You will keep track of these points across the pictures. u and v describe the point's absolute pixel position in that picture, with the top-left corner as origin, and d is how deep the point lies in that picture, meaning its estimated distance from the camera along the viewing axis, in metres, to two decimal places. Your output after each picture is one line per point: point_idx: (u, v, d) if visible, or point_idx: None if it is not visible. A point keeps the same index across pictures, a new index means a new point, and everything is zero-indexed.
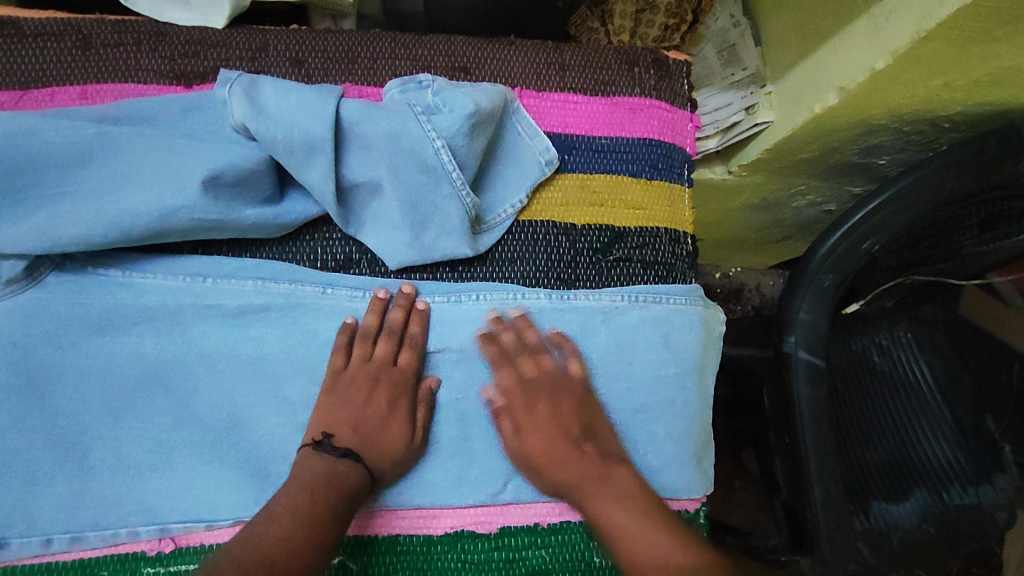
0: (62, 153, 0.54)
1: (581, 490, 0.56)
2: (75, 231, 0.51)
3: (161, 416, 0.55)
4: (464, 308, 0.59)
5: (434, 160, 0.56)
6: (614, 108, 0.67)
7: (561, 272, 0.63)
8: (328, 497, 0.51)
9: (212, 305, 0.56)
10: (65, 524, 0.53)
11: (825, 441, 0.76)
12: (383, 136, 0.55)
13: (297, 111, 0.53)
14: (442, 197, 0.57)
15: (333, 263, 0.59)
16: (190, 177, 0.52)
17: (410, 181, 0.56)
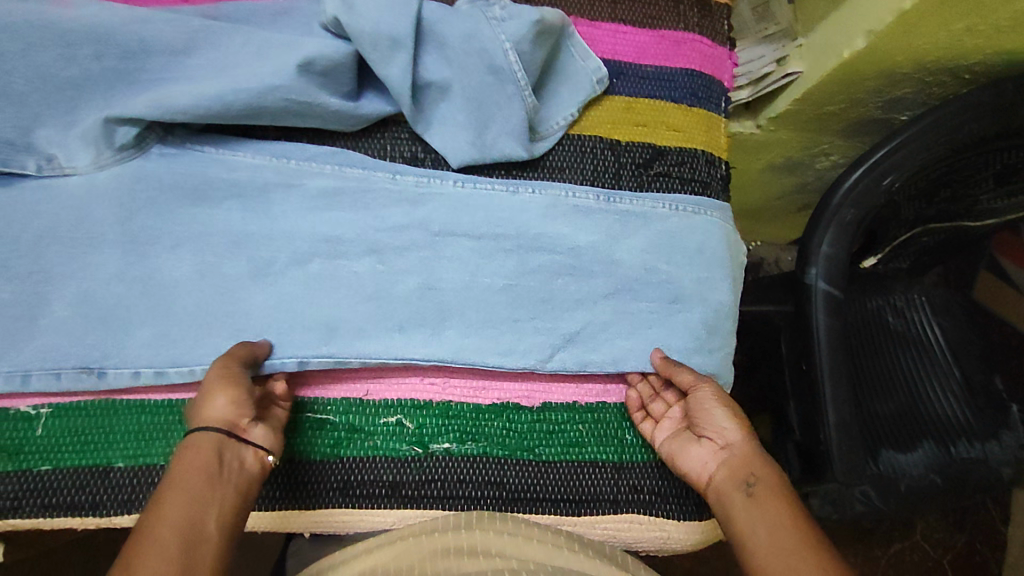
0: (171, 41, 0.62)
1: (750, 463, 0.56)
2: (184, 101, 0.58)
3: (242, 278, 0.62)
4: (520, 198, 0.65)
5: (502, 62, 0.62)
6: (660, 40, 0.73)
7: (605, 182, 0.69)
8: (200, 469, 0.49)
9: (295, 185, 0.63)
10: (150, 359, 0.59)
11: (841, 366, 0.81)
12: (458, 35, 0.62)
13: (384, 8, 0.59)
14: (506, 99, 0.64)
15: (402, 159, 0.66)
16: (287, 62, 0.59)
17: (479, 81, 0.63)
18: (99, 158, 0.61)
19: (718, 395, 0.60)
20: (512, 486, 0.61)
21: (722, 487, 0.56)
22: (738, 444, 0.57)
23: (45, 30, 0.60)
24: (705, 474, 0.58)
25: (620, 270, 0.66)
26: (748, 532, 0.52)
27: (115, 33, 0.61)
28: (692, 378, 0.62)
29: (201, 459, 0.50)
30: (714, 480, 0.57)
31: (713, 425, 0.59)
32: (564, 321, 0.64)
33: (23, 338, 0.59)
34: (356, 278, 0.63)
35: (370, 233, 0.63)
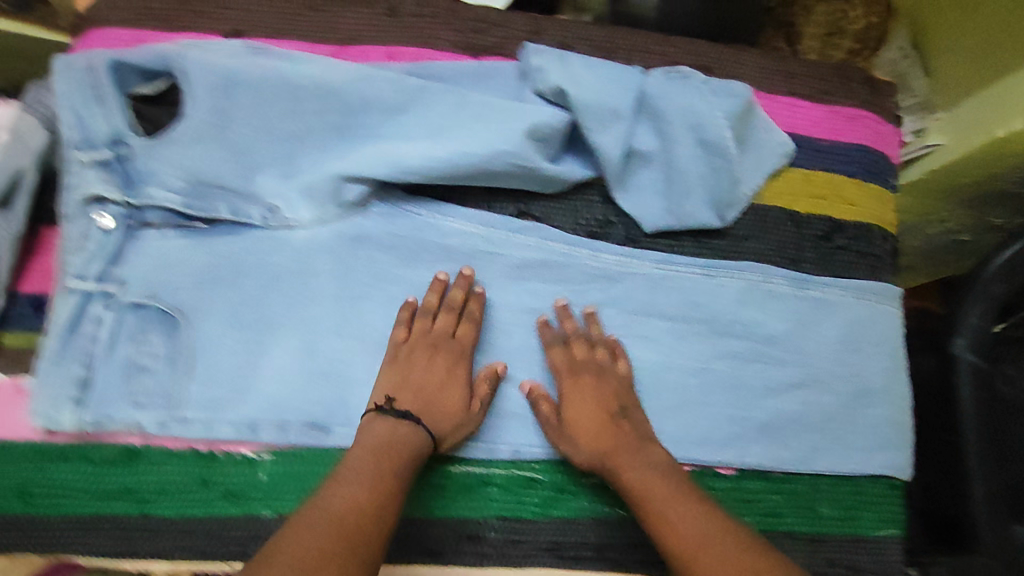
0: (391, 100, 0.64)
1: (617, 460, 0.59)
2: (420, 162, 0.61)
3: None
4: (718, 281, 0.69)
5: (716, 136, 0.63)
6: (833, 115, 0.74)
7: (788, 255, 0.71)
8: (390, 453, 0.54)
9: (502, 254, 0.66)
10: None
11: (986, 442, 0.82)
12: (678, 109, 0.62)
13: (608, 82, 0.61)
14: (712, 171, 0.65)
15: (595, 223, 0.68)
16: (515, 131, 0.61)
17: (689, 154, 0.64)
18: (322, 216, 0.63)
19: (581, 365, 0.63)
20: (656, 551, 0.61)
21: (620, 448, 0.59)
22: (596, 416, 0.61)
23: (279, 86, 0.62)
24: (594, 449, 0.60)
25: (812, 362, 0.68)
26: (656, 491, 0.56)
27: (340, 90, 0.63)
28: (591, 335, 0.65)
29: (387, 438, 0.56)
30: (604, 450, 0.59)
31: (582, 396, 0.62)
32: (753, 394, 0.67)
33: (244, 387, 0.60)
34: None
35: (571, 305, 0.67)
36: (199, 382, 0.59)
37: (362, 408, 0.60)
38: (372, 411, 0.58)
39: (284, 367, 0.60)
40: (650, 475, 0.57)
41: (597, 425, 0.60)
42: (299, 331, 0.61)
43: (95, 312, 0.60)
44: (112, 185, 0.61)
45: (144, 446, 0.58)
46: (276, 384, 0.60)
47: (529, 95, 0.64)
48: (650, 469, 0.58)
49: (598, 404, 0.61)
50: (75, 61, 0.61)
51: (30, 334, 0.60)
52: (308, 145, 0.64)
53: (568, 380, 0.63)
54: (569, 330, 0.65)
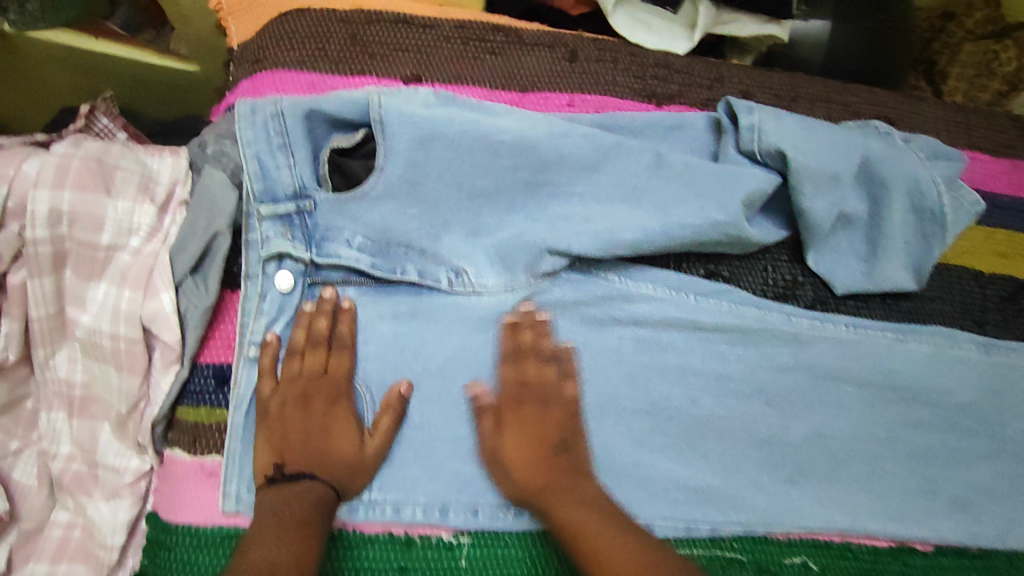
0: (586, 155, 0.59)
1: (546, 500, 0.52)
2: (630, 236, 0.58)
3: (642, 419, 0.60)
4: (907, 346, 0.65)
5: (932, 202, 0.61)
6: (1014, 168, 0.73)
7: (974, 318, 0.68)
8: (300, 503, 0.48)
9: (693, 321, 0.62)
10: None
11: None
12: (900, 176, 0.61)
13: (829, 148, 0.59)
14: (924, 237, 0.62)
15: (783, 284, 0.65)
16: (730, 198, 0.58)
17: (905, 219, 0.62)
18: (511, 282, 0.59)
19: (513, 390, 0.56)
20: None
21: (552, 483, 0.53)
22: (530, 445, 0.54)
23: (477, 140, 0.58)
24: (530, 484, 0.53)
25: (1003, 433, 0.65)
26: (596, 531, 0.49)
27: (539, 144, 0.59)
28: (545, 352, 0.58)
29: (306, 494, 0.49)
30: (540, 488, 0.53)
31: (516, 423, 0.55)
32: (945, 463, 0.64)
33: (441, 466, 0.56)
34: (751, 424, 0.62)
35: (761, 372, 0.63)
36: (391, 463, 0.55)
37: (312, 452, 0.51)
38: (299, 463, 0.51)
39: (347, 439, 0.53)
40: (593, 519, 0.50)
41: (529, 456, 0.54)
42: (291, 378, 0.53)
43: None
44: (297, 242, 0.55)
45: (338, 530, 0.53)
46: (287, 443, 0.51)
47: (733, 153, 0.61)
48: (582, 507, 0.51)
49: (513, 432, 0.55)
50: (262, 107, 0.56)
51: (214, 410, 0.54)
52: (497, 202, 0.59)
53: (508, 408, 0.56)
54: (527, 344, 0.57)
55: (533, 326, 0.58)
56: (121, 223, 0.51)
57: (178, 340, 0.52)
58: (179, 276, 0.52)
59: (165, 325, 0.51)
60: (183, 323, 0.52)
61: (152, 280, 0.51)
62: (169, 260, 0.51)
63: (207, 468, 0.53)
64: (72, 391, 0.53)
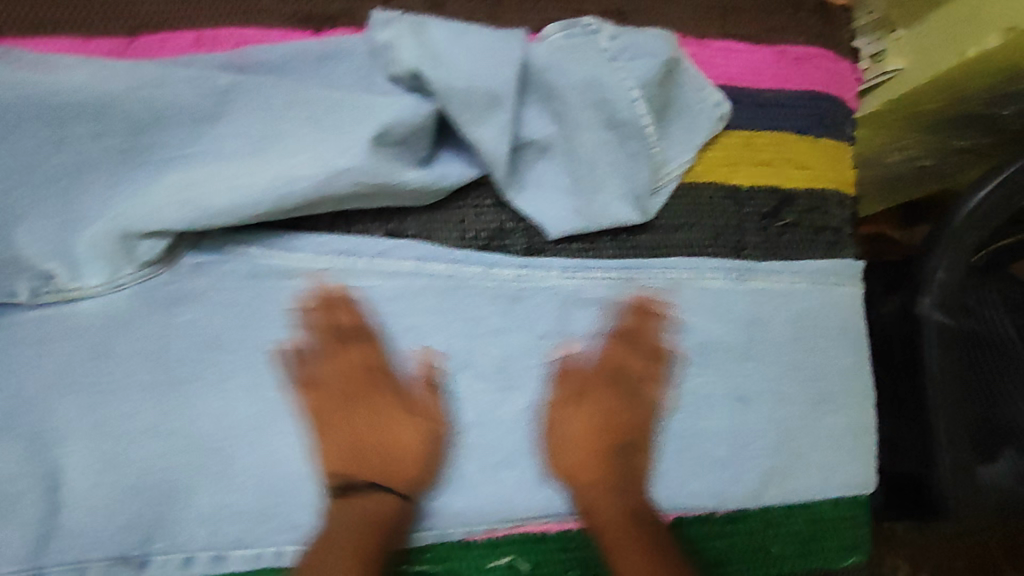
0: (193, 108, 0.47)
1: (373, 462, 0.51)
2: (223, 200, 0.46)
3: (316, 420, 0.51)
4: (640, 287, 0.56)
5: (628, 112, 0.51)
6: (779, 57, 0.61)
7: (729, 241, 0.58)
8: (379, 503, 0.49)
9: (367, 288, 0.52)
10: (207, 540, 0.48)
11: (949, 397, 0.77)
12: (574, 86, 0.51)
13: (479, 58, 0.46)
14: (629, 153, 0.53)
15: (486, 236, 0.55)
16: (353, 135, 0.46)
17: (598, 136, 0.52)
18: (115, 277, 0.48)
19: (570, 386, 0.55)
20: None
21: (387, 453, 0.51)
22: (354, 416, 0.51)
23: (34, 108, 0.45)
24: (356, 452, 0.51)
25: (758, 370, 0.57)
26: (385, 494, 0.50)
27: (121, 101, 0.46)
28: (619, 349, 0.55)
29: (379, 499, 0.49)
30: (365, 399, 0.52)
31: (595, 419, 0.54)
32: (693, 412, 0.56)
33: (35, 520, 0.45)
34: (455, 403, 0.53)
35: (464, 341, 0.54)
36: None
37: (378, 468, 0.51)
38: (372, 474, 0.51)
39: (417, 444, 0.51)
40: (403, 467, 0.51)
41: (347, 440, 0.51)
42: (389, 385, 0.52)
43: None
44: None
45: None
46: (360, 452, 0.51)
47: (382, 80, 0.49)
48: (409, 429, 0.51)
49: (356, 410, 0.52)
50: None
51: None
52: (89, 179, 0.47)
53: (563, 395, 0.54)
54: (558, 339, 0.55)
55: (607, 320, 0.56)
56: None
57: None
58: None
59: None
60: None
61: None
62: None
63: None
64: None
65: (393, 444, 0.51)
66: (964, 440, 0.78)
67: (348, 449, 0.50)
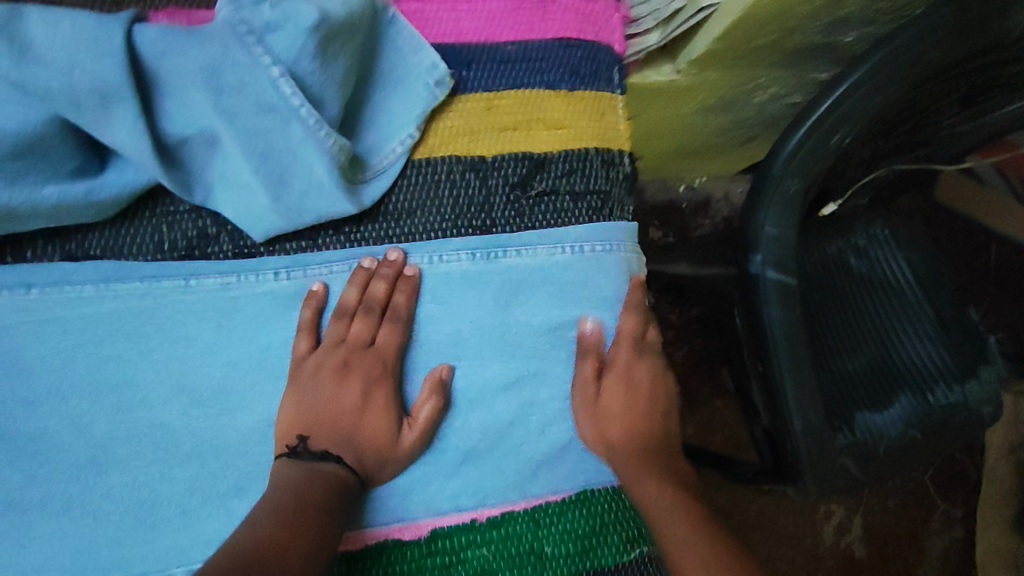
0: None
1: (352, 431, 0.48)
2: None
3: (7, 472, 0.45)
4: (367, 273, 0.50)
5: (274, 95, 0.43)
6: (520, 4, 0.54)
7: (473, 221, 0.52)
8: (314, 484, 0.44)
9: (49, 319, 0.46)
10: None
11: (801, 354, 0.69)
12: (199, 68, 0.42)
13: (79, 46, 0.40)
14: (296, 141, 0.44)
15: (185, 244, 0.47)
16: None
17: (252, 125, 0.43)
18: None
19: (333, 357, 0.49)
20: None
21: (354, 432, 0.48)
22: (341, 396, 0.48)
23: None
24: (325, 425, 0.48)
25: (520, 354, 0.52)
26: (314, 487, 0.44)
27: None
28: (397, 309, 0.50)
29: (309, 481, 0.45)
30: (325, 367, 0.48)
31: (385, 403, 0.48)
32: (453, 412, 0.51)
33: None
34: (167, 435, 0.46)
35: (175, 364, 0.47)
36: None
37: (339, 438, 0.48)
38: (327, 442, 0.47)
39: (382, 425, 0.48)
40: (376, 434, 0.48)
41: (321, 419, 0.48)
42: (335, 351, 0.49)
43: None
44: None
45: None
46: (318, 423, 0.47)
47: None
48: (375, 406, 0.49)
49: (330, 381, 0.48)
50: None
51: None
52: None
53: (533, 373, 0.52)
54: (351, 303, 0.49)
55: (388, 274, 0.49)
56: None
57: None
58: None
59: None
60: None
61: None
62: None
63: None
64: None
65: (299, 412, 0.47)
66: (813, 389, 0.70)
67: (308, 425, 0.47)
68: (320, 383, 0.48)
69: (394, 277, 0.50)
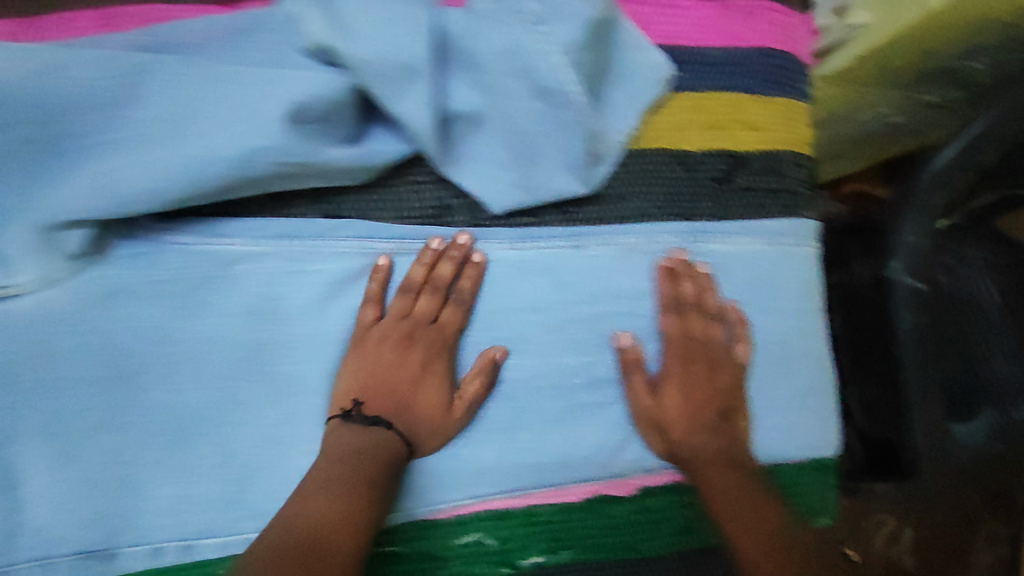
0: (101, 92, 0.45)
1: (402, 398, 0.50)
2: (147, 180, 0.44)
3: (271, 409, 0.50)
4: (588, 254, 0.54)
5: (552, 81, 0.47)
6: (725, 12, 0.58)
7: (680, 208, 0.56)
8: (365, 457, 0.46)
9: (313, 269, 0.51)
10: (176, 531, 0.48)
11: (920, 351, 0.72)
12: (493, 52, 0.46)
13: (393, 26, 0.44)
14: (559, 124, 0.49)
15: (427, 212, 0.53)
16: (269, 113, 0.44)
17: (525, 107, 0.48)
18: (50, 275, 0.47)
19: (398, 329, 0.51)
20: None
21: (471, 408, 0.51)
22: (406, 365, 0.50)
23: None
24: (383, 385, 0.50)
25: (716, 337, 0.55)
26: (366, 457, 0.47)
27: (26, 88, 0.44)
28: (460, 289, 0.52)
29: (335, 450, 0.47)
30: (377, 335, 0.51)
31: (443, 376, 0.51)
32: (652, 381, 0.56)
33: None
34: None
35: None
36: None
37: (391, 406, 0.50)
38: (380, 409, 0.49)
39: (436, 397, 0.50)
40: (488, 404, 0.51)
41: (387, 381, 0.50)
42: (395, 324, 0.51)
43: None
44: None
45: None
46: (377, 385, 0.50)
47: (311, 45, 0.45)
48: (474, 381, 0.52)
49: (355, 355, 0.50)
50: None
51: None
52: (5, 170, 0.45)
53: (677, 366, 0.54)
54: (445, 278, 0.52)
55: (457, 257, 0.52)
56: None
57: None
58: None
59: None
60: None
61: None
62: None
63: None
64: None
65: (365, 362, 0.50)
66: (933, 389, 0.72)
67: (349, 388, 0.50)
68: (376, 350, 0.50)
69: (462, 259, 0.52)
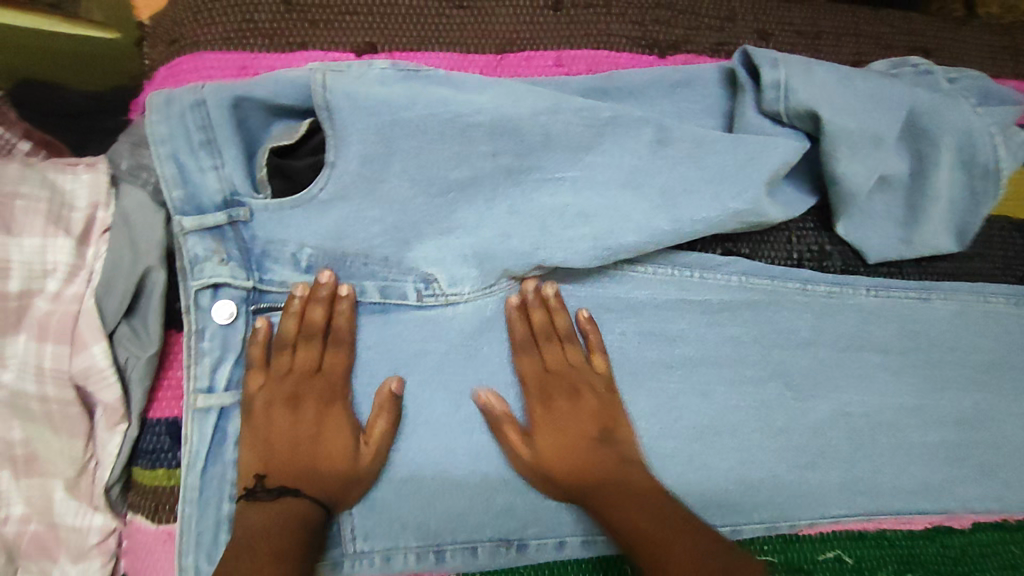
0: (578, 136, 0.51)
1: (269, 467, 0.47)
2: (634, 238, 0.51)
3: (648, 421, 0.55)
4: (932, 305, 0.61)
5: (981, 156, 0.55)
6: None
7: (1017, 271, 0.64)
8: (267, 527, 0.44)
9: (698, 300, 0.58)
10: (574, 527, 0.54)
11: None
12: (951, 128, 0.54)
13: (862, 108, 0.52)
14: (970, 193, 0.56)
15: (809, 255, 0.60)
16: (751, 181, 0.52)
17: (950, 175, 0.55)
18: (489, 284, 0.54)
19: (285, 389, 0.49)
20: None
21: (340, 472, 0.48)
22: (289, 426, 0.48)
23: (447, 124, 0.50)
24: (263, 453, 0.47)
25: None
26: (252, 525, 0.44)
27: (521, 125, 0.50)
28: (336, 329, 0.50)
29: (271, 518, 0.45)
30: (271, 398, 0.48)
31: (340, 423, 0.49)
32: (975, 426, 0.61)
33: (433, 502, 0.52)
34: (766, 409, 0.58)
35: (779, 354, 0.58)
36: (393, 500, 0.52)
37: (298, 467, 0.47)
38: (284, 478, 0.46)
39: (336, 446, 0.48)
40: (338, 455, 0.48)
41: (277, 447, 0.47)
42: (278, 384, 0.49)
43: (235, 431, 0.50)
44: (234, 267, 0.49)
45: None
46: (275, 454, 0.47)
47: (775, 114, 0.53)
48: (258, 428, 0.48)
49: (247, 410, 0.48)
50: (178, 98, 0.48)
51: (170, 471, 0.51)
52: (474, 193, 0.51)
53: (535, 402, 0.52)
54: (317, 323, 0.50)
55: (321, 298, 0.49)
56: (34, 264, 0.47)
57: (118, 399, 0.49)
58: (112, 325, 0.48)
59: (102, 382, 0.48)
60: (124, 377, 0.49)
61: (78, 331, 0.48)
62: (95, 305, 0.48)
63: (173, 533, 0.51)
64: (12, 450, 0.47)
65: (253, 428, 0.48)
66: None
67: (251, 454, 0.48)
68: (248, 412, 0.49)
69: (330, 299, 0.50)
